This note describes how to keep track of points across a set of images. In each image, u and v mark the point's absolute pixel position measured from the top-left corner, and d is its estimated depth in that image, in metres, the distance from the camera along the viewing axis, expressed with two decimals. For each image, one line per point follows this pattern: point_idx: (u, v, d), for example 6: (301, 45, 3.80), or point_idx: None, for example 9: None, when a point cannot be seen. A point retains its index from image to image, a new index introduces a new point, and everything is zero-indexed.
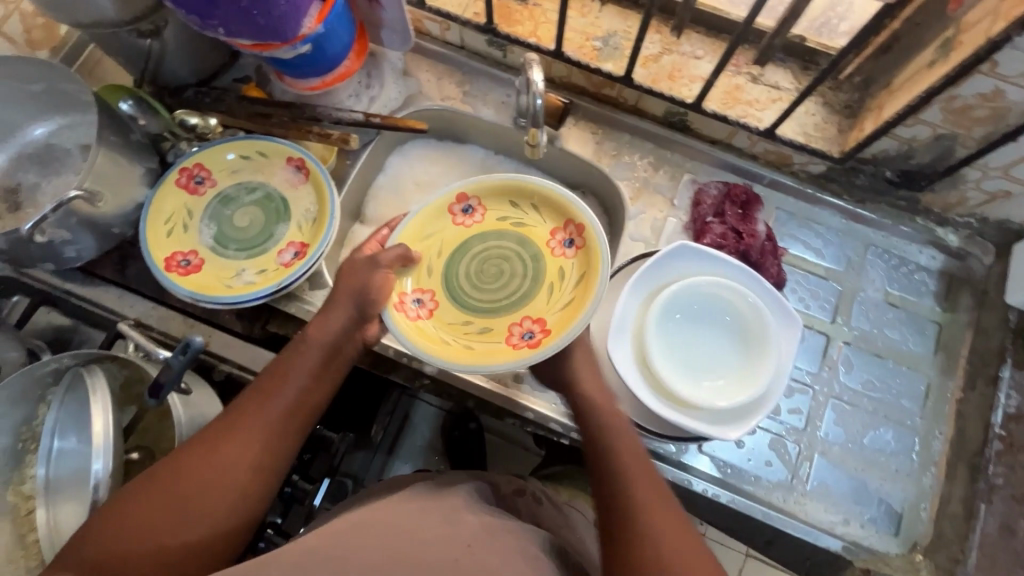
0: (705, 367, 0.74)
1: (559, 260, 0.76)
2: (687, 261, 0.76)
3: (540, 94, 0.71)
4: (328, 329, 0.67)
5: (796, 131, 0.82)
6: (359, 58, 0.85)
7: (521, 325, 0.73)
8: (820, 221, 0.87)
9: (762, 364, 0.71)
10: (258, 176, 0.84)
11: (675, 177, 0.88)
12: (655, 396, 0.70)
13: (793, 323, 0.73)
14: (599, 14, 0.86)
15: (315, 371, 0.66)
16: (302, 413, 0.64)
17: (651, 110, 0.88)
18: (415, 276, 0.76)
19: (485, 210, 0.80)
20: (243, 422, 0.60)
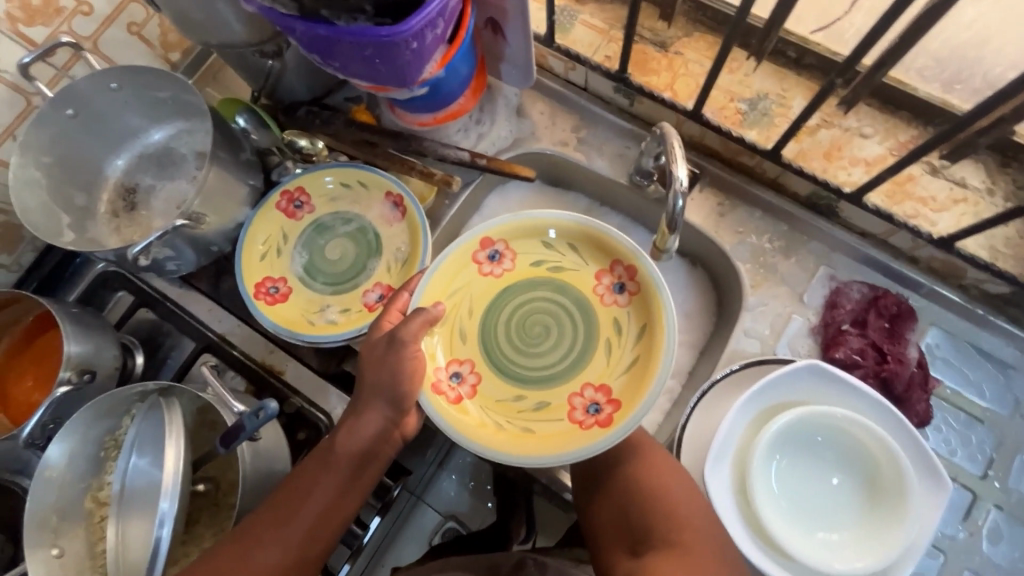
0: (799, 501, 0.64)
1: (611, 308, 0.72)
2: (813, 382, 0.65)
3: (683, 194, 0.58)
4: (359, 437, 0.63)
5: (979, 244, 0.69)
6: (474, 96, 0.80)
7: (582, 395, 0.68)
8: (987, 349, 0.72)
9: (895, 513, 0.60)
10: (356, 208, 0.82)
11: (808, 267, 0.76)
12: (753, 538, 0.61)
13: (942, 488, 0.60)
14: (751, 71, 0.75)
15: (341, 487, 0.63)
16: (330, 524, 0.62)
17: (792, 187, 0.76)
18: (449, 346, 0.71)
19: (515, 254, 0.74)
20: (266, 542, 0.60)
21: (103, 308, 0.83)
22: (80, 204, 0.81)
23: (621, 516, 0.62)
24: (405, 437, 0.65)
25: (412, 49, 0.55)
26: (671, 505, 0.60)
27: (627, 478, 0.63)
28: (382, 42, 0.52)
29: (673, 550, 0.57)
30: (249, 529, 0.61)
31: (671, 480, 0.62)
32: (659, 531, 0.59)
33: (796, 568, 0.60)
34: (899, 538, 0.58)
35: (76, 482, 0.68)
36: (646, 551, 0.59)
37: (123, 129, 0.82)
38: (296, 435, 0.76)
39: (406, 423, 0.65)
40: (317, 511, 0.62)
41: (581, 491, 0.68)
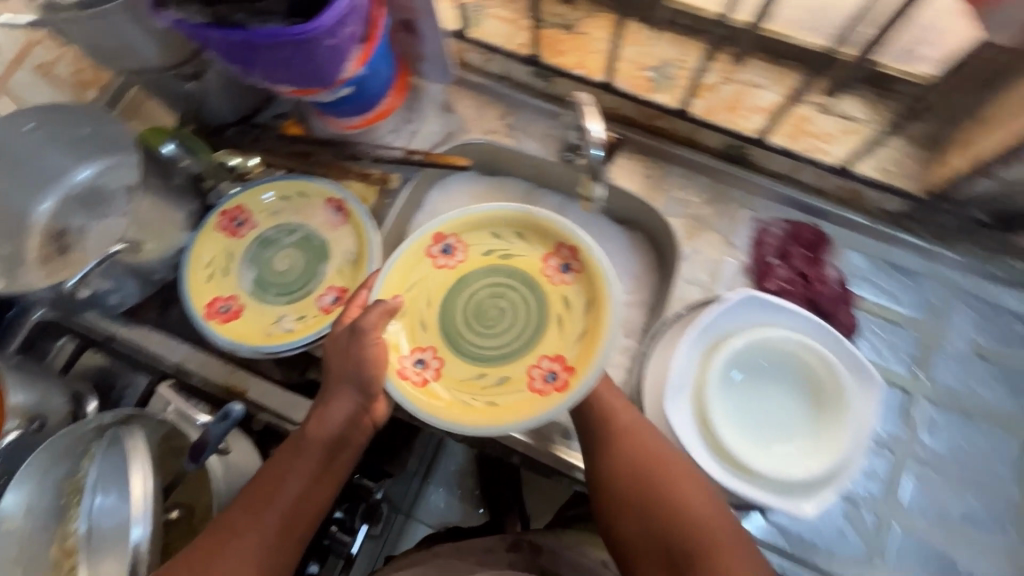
0: (757, 425, 0.69)
1: (560, 287, 0.75)
2: (754, 313, 0.71)
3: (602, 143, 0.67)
4: (328, 425, 0.64)
5: (872, 167, 0.75)
6: (399, 94, 0.83)
7: (540, 365, 0.70)
8: (898, 262, 0.79)
9: (841, 418, 0.65)
10: (298, 218, 0.82)
11: (733, 214, 0.82)
12: (715, 462, 0.65)
13: (875, 385, 0.65)
14: (651, 41, 0.81)
15: (314, 473, 0.63)
16: (304, 513, 0.62)
17: (706, 142, 0.82)
18: (411, 335, 0.73)
19: (466, 246, 0.78)
20: (241, 536, 0.59)
21: (45, 357, 0.80)
22: (7, 253, 0.78)
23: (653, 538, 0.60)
24: (376, 422, 0.66)
25: (326, 45, 0.57)
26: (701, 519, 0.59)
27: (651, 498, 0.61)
28: (298, 41, 0.55)
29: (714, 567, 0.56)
30: (224, 524, 0.60)
31: (697, 495, 0.60)
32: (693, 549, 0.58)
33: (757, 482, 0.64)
34: (842, 442, 0.64)
35: (39, 533, 0.65)
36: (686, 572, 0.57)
37: (45, 173, 0.81)
38: (269, 451, 0.77)
39: (376, 408, 0.66)
40: (290, 502, 0.62)
41: (600, 490, 0.65)
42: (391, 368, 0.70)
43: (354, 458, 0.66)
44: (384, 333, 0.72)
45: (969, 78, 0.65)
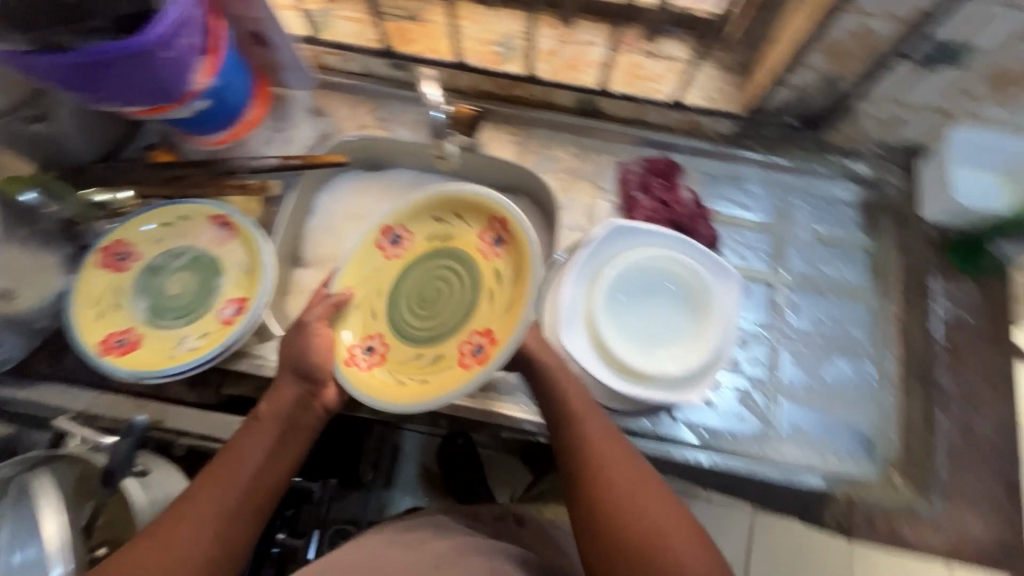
0: (649, 335, 0.76)
1: (493, 262, 0.76)
2: (651, 238, 0.78)
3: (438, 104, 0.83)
4: (280, 406, 0.67)
5: (699, 96, 0.86)
6: (263, 102, 0.85)
7: (469, 340, 0.71)
8: (743, 177, 0.90)
9: (711, 315, 0.75)
10: (183, 241, 0.82)
11: (598, 161, 0.90)
12: (614, 374, 0.73)
13: (729, 276, 0.76)
14: (491, 18, 0.88)
15: (270, 448, 0.66)
16: (257, 497, 0.63)
17: (563, 102, 0.90)
18: (362, 325, 0.78)
19: (414, 235, 0.82)
20: (194, 518, 0.59)
21: None
22: None
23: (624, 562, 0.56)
24: (326, 406, 0.70)
25: (166, 56, 0.60)
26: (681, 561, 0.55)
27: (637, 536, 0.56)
28: (132, 56, 0.57)
29: None
30: (175, 511, 0.60)
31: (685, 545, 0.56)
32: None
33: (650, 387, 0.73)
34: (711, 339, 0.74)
35: None
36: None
37: None
38: None
39: (324, 391, 0.70)
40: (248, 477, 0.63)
41: (587, 508, 0.60)
42: (340, 356, 0.74)
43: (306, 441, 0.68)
44: (335, 325, 0.76)
45: (753, 7, 0.77)
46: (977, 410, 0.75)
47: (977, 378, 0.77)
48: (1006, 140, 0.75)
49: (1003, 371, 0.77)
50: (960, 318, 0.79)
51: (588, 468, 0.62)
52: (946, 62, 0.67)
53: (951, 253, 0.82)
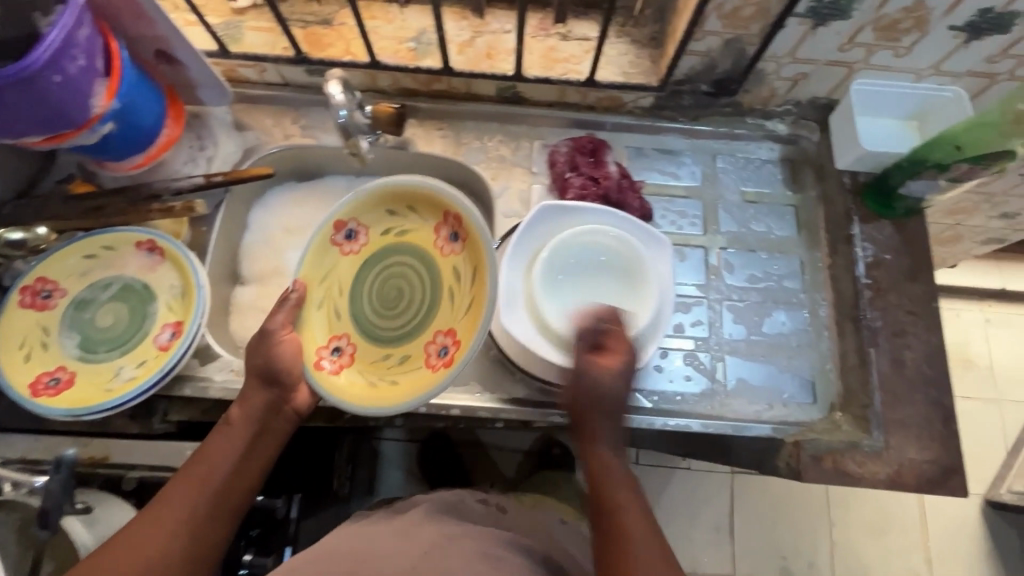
0: (589, 307, 0.77)
1: (451, 258, 0.75)
2: (599, 215, 0.80)
3: (340, 104, 0.77)
4: (252, 411, 0.69)
5: (615, 73, 0.87)
6: (178, 122, 0.83)
7: (435, 341, 0.73)
8: (670, 147, 0.92)
9: (647, 284, 0.76)
10: (111, 271, 0.80)
11: (527, 147, 0.92)
12: (561, 347, 0.75)
13: (664, 245, 0.79)
14: (403, 16, 0.88)
15: (243, 451, 0.68)
16: (230, 500, 0.65)
17: (485, 92, 0.91)
18: (326, 325, 0.76)
19: (368, 228, 0.79)
20: (167, 519, 0.61)
21: None
22: None
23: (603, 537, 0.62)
24: (297, 409, 0.72)
25: (56, 81, 0.59)
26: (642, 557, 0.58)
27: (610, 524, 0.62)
28: (17, 81, 0.57)
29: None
30: (153, 508, 0.62)
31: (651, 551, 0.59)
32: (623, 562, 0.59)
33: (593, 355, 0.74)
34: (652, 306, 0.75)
35: None
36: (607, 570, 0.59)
37: None
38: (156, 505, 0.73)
39: (296, 395, 0.72)
40: (222, 480, 0.66)
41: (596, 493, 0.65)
42: (308, 359, 0.73)
43: (277, 445, 0.71)
44: (297, 327, 0.74)
45: None
46: (905, 343, 0.79)
47: (901, 312, 0.80)
48: (904, 86, 0.81)
49: (927, 303, 0.80)
50: (881, 258, 0.83)
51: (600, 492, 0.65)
52: (834, 15, 0.71)
53: (866, 198, 0.85)
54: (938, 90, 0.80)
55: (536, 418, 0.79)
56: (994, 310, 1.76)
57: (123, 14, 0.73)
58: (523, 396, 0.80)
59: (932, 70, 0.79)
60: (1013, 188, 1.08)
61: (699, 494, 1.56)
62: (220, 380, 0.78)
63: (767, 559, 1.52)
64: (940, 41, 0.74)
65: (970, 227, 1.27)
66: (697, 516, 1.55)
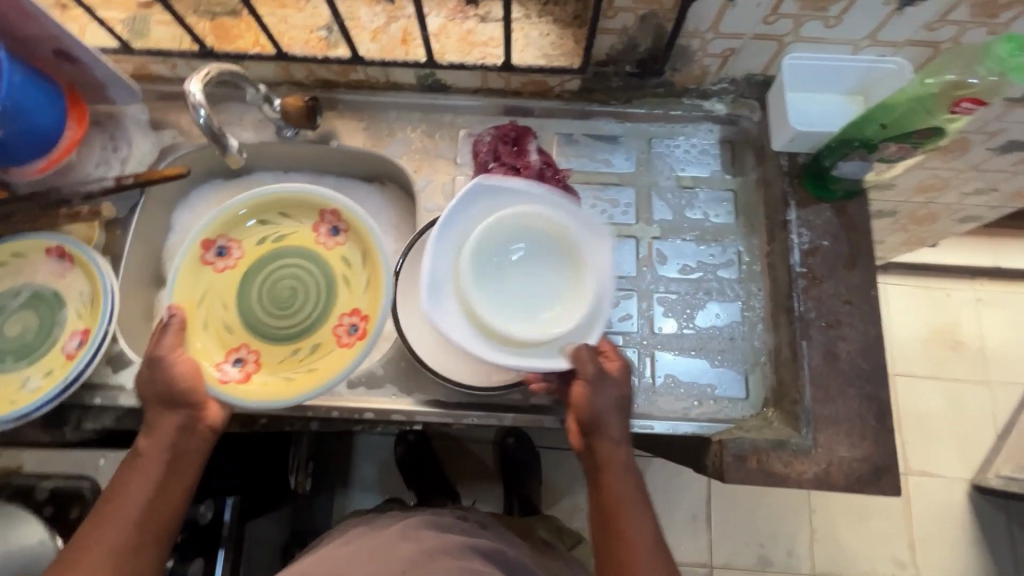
0: (519, 300, 0.74)
1: (336, 250, 0.81)
2: (529, 202, 0.74)
3: (199, 105, 0.68)
4: (162, 437, 0.67)
5: (535, 55, 0.82)
6: (82, 125, 0.81)
7: (341, 323, 0.77)
8: (602, 132, 0.88)
9: (584, 273, 0.74)
10: (20, 279, 0.79)
11: (451, 137, 0.88)
12: (488, 345, 0.69)
13: (600, 233, 0.74)
14: (315, 5, 0.85)
15: (159, 480, 0.66)
16: (152, 528, 0.64)
17: (405, 80, 0.87)
18: (220, 342, 0.77)
19: (240, 242, 0.81)
20: (83, 567, 0.60)
21: None
22: None
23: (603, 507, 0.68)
24: (211, 428, 0.69)
25: None
26: (636, 526, 0.66)
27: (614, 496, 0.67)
28: None
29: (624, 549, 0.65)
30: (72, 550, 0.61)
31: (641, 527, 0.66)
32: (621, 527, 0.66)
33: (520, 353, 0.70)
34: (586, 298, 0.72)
35: None
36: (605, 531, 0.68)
37: None
38: (69, 515, 0.72)
39: (209, 412, 0.69)
40: (138, 510, 0.64)
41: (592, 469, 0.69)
42: (210, 377, 0.73)
43: (196, 465, 0.68)
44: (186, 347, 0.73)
45: None
46: (839, 334, 0.74)
47: (836, 302, 0.75)
48: (843, 59, 0.75)
49: (866, 292, 0.76)
50: (818, 244, 0.78)
51: (597, 467, 0.69)
52: None
53: (805, 180, 0.80)
54: (879, 62, 0.74)
55: (454, 419, 0.77)
56: (985, 289, 1.69)
57: (8, 13, 0.69)
58: (442, 397, 0.77)
59: (869, 40, 0.73)
60: (981, 162, 1.02)
61: (674, 484, 1.53)
62: (132, 388, 0.76)
63: (743, 548, 1.49)
64: (871, 9, 0.68)
65: (946, 205, 1.20)
66: (670, 506, 1.52)
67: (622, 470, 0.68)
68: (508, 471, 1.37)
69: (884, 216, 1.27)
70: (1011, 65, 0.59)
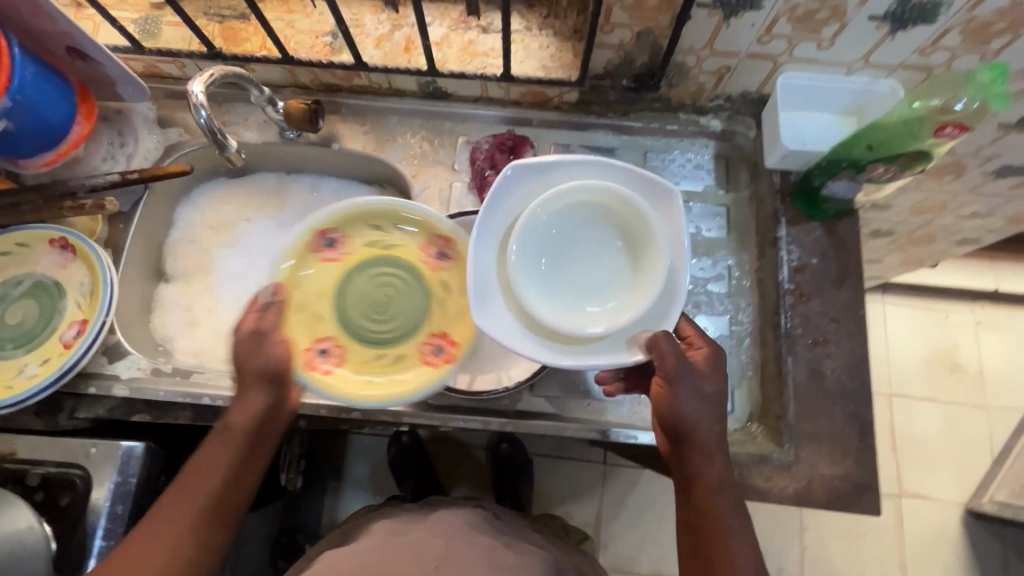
0: (578, 289, 0.65)
1: (438, 274, 0.77)
2: (586, 169, 0.64)
3: (200, 105, 0.70)
4: (247, 414, 0.63)
5: (534, 67, 0.83)
6: (90, 120, 0.83)
7: (429, 343, 0.74)
8: (599, 143, 0.89)
9: (653, 249, 0.63)
10: (23, 268, 0.81)
11: (450, 143, 0.90)
12: (549, 344, 0.62)
13: (670, 201, 0.63)
14: (321, 11, 0.87)
15: (239, 459, 0.63)
16: (227, 508, 0.63)
17: (407, 87, 0.89)
18: (310, 328, 0.73)
19: (349, 239, 0.77)
20: (161, 540, 0.59)
21: None
22: None
23: (696, 524, 0.61)
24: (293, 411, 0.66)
25: None
26: (734, 548, 0.59)
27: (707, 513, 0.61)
28: None
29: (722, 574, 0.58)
30: (150, 521, 0.60)
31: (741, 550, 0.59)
32: (717, 548, 0.60)
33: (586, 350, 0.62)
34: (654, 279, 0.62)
35: None
36: (698, 553, 0.61)
37: None
38: (58, 501, 0.72)
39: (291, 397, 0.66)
40: (216, 488, 0.62)
41: (685, 482, 0.63)
42: (299, 362, 0.69)
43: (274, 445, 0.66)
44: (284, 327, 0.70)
45: None
46: (825, 352, 0.75)
47: (823, 319, 0.76)
48: (837, 80, 0.76)
49: (853, 311, 0.76)
50: (807, 262, 0.78)
51: (692, 480, 0.62)
52: (744, 6, 0.67)
53: (795, 198, 0.81)
54: (873, 84, 0.75)
55: (440, 422, 0.78)
56: (985, 312, 1.68)
57: (22, 9, 0.71)
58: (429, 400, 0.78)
59: (861, 63, 0.74)
60: (978, 186, 1.02)
61: None
62: (126, 378, 0.79)
63: None
64: (863, 33, 0.69)
65: (943, 227, 1.21)
66: None
67: (720, 484, 0.62)
68: (504, 472, 1.36)
69: (881, 236, 1.28)
70: (992, 92, 0.60)
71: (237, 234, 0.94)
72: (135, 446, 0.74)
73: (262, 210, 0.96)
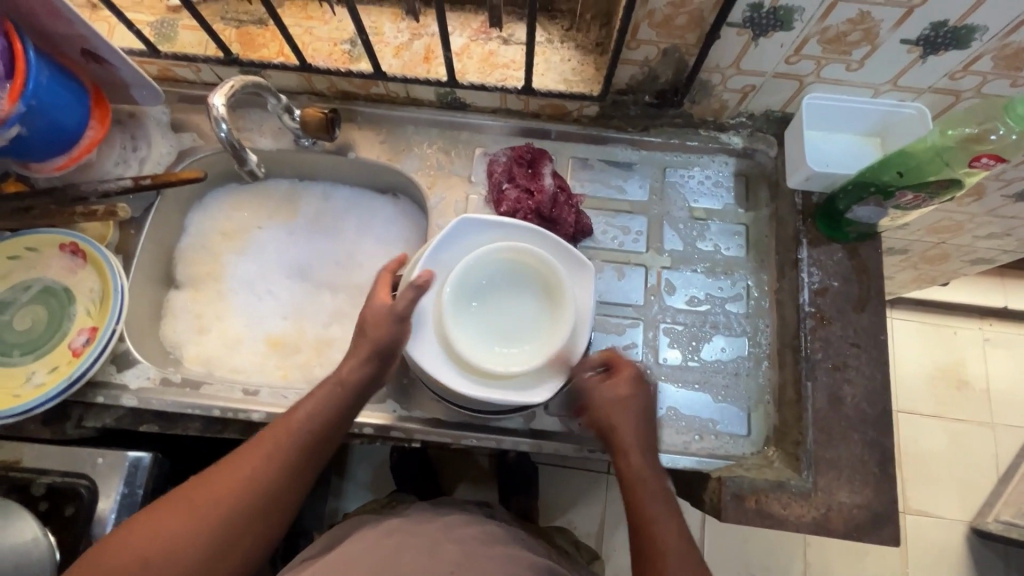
0: (501, 331, 0.74)
1: None
2: (518, 231, 0.75)
3: (220, 119, 0.69)
4: (354, 371, 0.69)
5: (555, 80, 0.82)
6: (104, 124, 0.81)
7: None
8: (618, 158, 0.88)
9: (564, 306, 0.72)
10: (33, 272, 0.80)
11: (466, 155, 0.88)
12: (462, 376, 0.70)
13: (586, 270, 0.73)
14: (339, 18, 0.86)
15: (338, 411, 0.68)
16: (318, 450, 0.66)
17: (424, 97, 0.88)
18: None
19: None
20: (260, 464, 0.63)
21: None
22: None
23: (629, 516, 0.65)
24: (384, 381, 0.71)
25: None
26: (667, 533, 0.63)
27: (636, 502, 0.65)
28: None
29: (651, 554, 0.62)
30: (249, 446, 0.65)
31: (671, 527, 0.63)
32: (647, 536, 0.63)
33: (493, 384, 0.70)
34: (562, 334, 0.70)
35: None
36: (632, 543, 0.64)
37: None
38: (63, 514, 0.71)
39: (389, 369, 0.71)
40: (312, 431, 0.66)
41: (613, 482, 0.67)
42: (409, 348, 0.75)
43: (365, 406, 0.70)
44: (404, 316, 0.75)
45: None
46: (844, 377, 0.74)
47: (843, 344, 0.75)
48: (863, 101, 0.75)
49: (875, 336, 0.75)
50: (827, 284, 0.77)
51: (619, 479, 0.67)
52: (775, 26, 0.66)
53: (818, 220, 0.80)
54: (898, 107, 0.74)
55: (451, 438, 0.77)
56: (993, 329, 1.67)
57: (37, 11, 0.70)
58: (442, 417, 0.78)
59: (889, 86, 0.73)
60: (997, 208, 1.01)
61: None
62: (135, 387, 0.78)
63: None
64: (894, 56, 0.68)
65: (959, 246, 1.19)
66: None
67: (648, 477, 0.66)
68: (511, 482, 1.34)
69: (896, 253, 1.26)
70: None
71: (248, 240, 0.93)
72: (143, 456, 0.73)
73: (275, 217, 0.95)
